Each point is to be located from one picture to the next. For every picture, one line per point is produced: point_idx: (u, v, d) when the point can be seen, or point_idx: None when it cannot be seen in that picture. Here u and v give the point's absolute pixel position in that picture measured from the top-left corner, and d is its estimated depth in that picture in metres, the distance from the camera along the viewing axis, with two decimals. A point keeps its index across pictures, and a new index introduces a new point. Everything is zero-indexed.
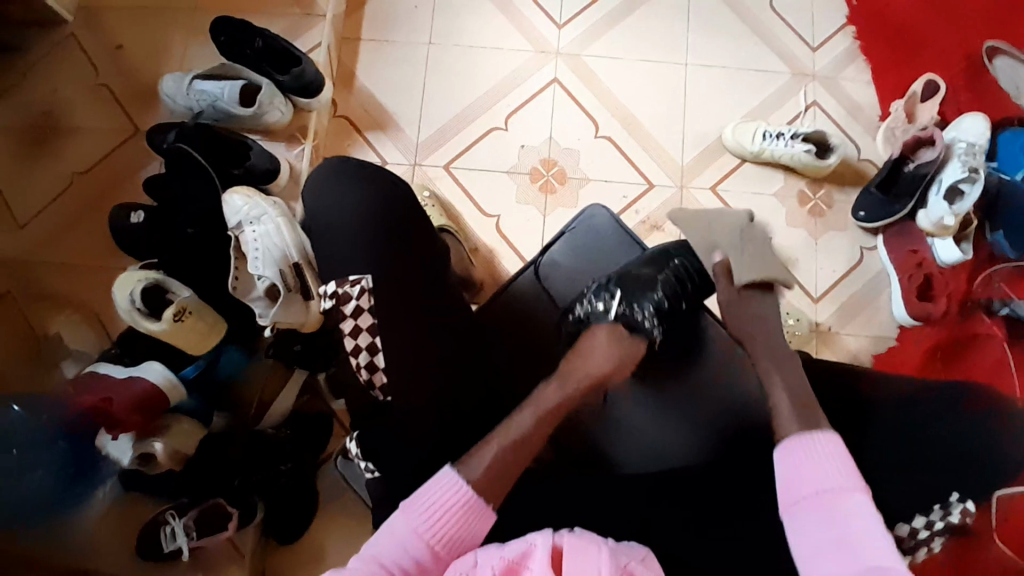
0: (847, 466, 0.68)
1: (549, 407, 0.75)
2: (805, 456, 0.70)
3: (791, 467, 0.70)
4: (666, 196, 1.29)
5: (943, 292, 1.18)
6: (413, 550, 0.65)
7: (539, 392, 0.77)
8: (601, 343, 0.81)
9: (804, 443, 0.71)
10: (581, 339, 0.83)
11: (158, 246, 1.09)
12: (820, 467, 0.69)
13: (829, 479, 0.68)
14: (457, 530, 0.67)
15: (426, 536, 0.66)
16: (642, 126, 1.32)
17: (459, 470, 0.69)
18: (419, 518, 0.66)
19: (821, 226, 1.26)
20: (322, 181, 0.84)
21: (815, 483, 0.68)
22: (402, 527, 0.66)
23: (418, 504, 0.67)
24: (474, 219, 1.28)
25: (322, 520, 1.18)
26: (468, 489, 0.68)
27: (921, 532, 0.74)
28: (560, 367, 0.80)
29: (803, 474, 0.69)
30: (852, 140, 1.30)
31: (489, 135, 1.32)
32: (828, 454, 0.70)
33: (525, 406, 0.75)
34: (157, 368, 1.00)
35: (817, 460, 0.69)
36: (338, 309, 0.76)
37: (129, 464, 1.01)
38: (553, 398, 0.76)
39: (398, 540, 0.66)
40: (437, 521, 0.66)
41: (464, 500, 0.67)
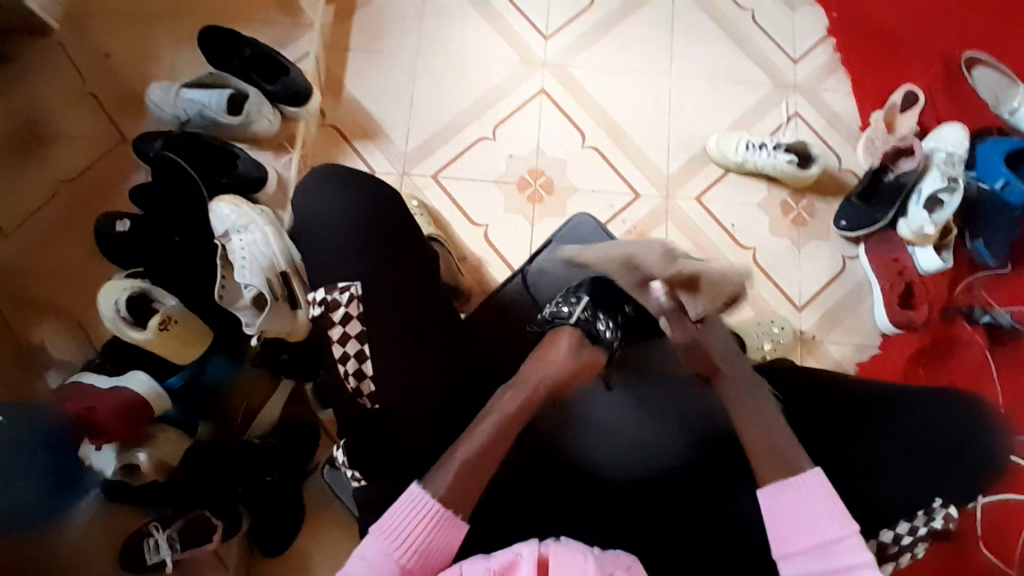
0: (835, 507, 0.69)
1: (512, 411, 0.74)
2: (794, 495, 0.70)
3: (779, 512, 0.71)
4: (653, 205, 1.30)
5: (924, 300, 1.20)
6: (384, 570, 0.65)
7: (502, 394, 0.76)
8: (558, 346, 0.79)
9: (789, 487, 0.71)
10: (544, 342, 0.81)
11: (145, 253, 1.08)
12: (810, 510, 0.69)
13: (822, 524, 0.68)
14: (429, 544, 0.67)
15: (396, 555, 0.66)
16: (628, 136, 1.34)
17: (425, 484, 0.69)
18: (390, 536, 0.66)
19: (805, 234, 1.28)
20: (309, 189, 0.84)
21: (808, 531, 0.68)
22: (371, 549, 0.66)
23: (388, 524, 0.67)
24: (462, 228, 1.29)
25: (309, 531, 1.17)
26: (438, 503, 0.68)
27: (905, 538, 0.74)
28: (520, 371, 0.78)
29: (793, 519, 0.70)
30: (833, 149, 1.33)
31: (477, 144, 1.33)
32: (813, 491, 0.70)
33: (489, 411, 0.74)
34: (141, 378, 0.99)
35: (806, 503, 0.70)
36: (328, 315, 0.76)
37: (114, 475, 1.00)
38: (514, 403, 0.75)
39: (367, 560, 0.65)
40: (406, 539, 0.66)
41: (434, 512, 0.68)
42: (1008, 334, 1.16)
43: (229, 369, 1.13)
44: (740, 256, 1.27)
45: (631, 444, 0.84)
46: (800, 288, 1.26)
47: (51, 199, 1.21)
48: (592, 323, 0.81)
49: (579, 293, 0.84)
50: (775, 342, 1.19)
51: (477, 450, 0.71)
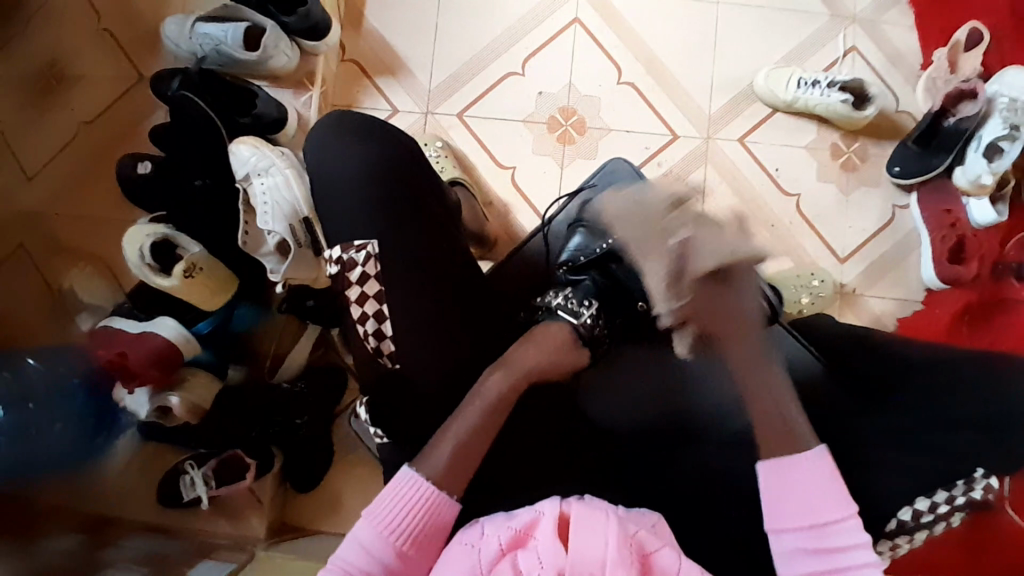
0: (838, 487, 0.67)
1: (494, 399, 0.71)
2: (793, 475, 0.68)
3: (777, 488, 0.68)
4: (691, 147, 1.22)
5: (975, 254, 1.12)
6: (381, 554, 0.65)
7: (482, 381, 0.73)
8: (546, 336, 0.76)
9: (792, 466, 0.68)
10: (536, 330, 0.78)
11: (164, 196, 1.07)
12: (810, 486, 0.67)
13: (821, 499, 0.66)
14: (425, 527, 0.67)
15: (393, 539, 0.66)
16: (667, 72, 1.25)
17: (417, 467, 0.69)
18: (384, 523, 0.66)
19: (854, 180, 1.20)
20: (323, 138, 0.80)
21: (807, 511, 0.66)
22: (364, 534, 0.66)
23: (377, 511, 0.67)
24: (488, 171, 1.24)
25: (337, 470, 1.20)
26: (432, 485, 0.68)
27: (942, 507, 0.70)
28: (507, 352, 0.75)
29: (791, 495, 0.67)
30: (891, 89, 1.22)
31: (505, 80, 1.26)
32: (815, 472, 0.67)
33: (471, 398, 0.71)
34: (168, 324, 0.99)
35: (809, 480, 0.67)
36: (344, 275, 0.75)
37: (147, 416, 1.02)
38: (500, 384, 0.72)
39: (362, 547, 0.66)
40: (400, 524, 0.67)
41: (427, 497, 0.68)
42: None
43: (256, 315, 1.14)
44: (783, 204, 1.20)
45: (626, 400, 0.80)
46: (849, 241, 1.19)
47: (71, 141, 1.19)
48: (584, 319, 0.78)
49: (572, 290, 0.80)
50: (813, 295, 1.13)
51: (485, 409, 0.71)
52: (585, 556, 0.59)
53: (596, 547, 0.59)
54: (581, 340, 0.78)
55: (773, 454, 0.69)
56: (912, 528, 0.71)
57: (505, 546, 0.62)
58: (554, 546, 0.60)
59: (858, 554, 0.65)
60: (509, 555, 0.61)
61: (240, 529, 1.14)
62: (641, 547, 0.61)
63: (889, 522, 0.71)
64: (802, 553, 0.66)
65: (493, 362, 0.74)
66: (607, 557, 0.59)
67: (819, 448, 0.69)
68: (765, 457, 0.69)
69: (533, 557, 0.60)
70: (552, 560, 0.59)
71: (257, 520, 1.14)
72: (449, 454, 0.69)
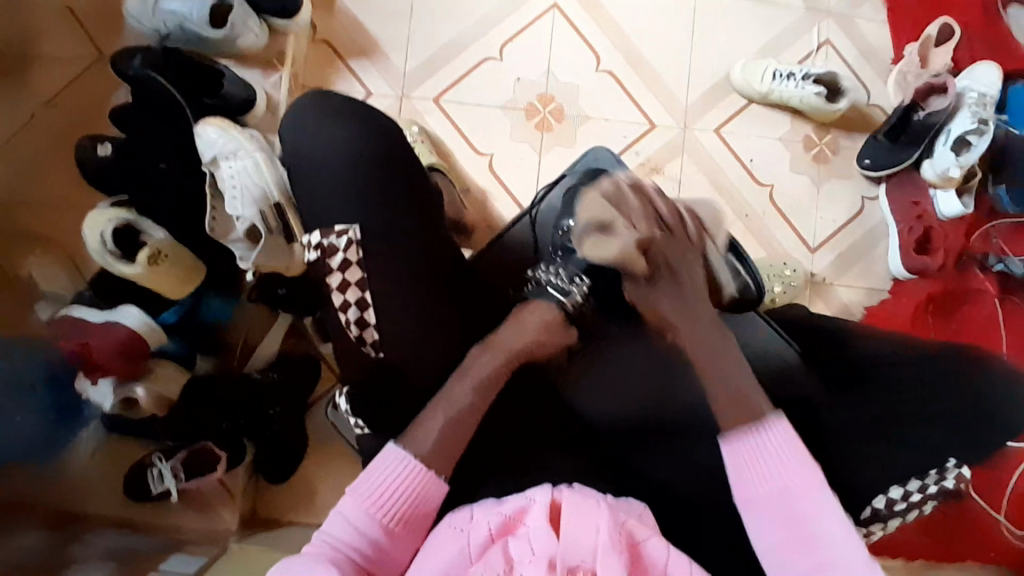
0: (800, 453, 0.67)
1: (485, 377, 0.72)
2: (755, 446, 0.69)
3: (740, 462, 0.69)
4: (670, 137, 1.23)
5: (941, 246, 1.15)
6: (367, 530, 0.65)
7: (472, 358, 0.73)
8: (534, 314, 0.77)
9: (754, 436, 0.69)
10: (520, 307, 0.78)
11: (124, 178, 1.01)
12: (775, 461, 0.67)
13: (787, 473, 0.66)
14: (412, 504, 0.67)
15: (379, 516, 0.65)
16: (645, 61, 1.24)
17: (402, 445, 0.68)
18: (369, 500, 0.66)
19: (827, 171, 1.23)
20: (297, 120, 0.77)
21: (775, 486, 0.67)
22: (351, 510, 0.65)
23: (367, 486, 0.66)
24: (465, 157, 1.22)
25: (312, 461, 1.18)
26: (418, 463, 0.67)
27: (914, 495, 0.72)
28: (495, 332, 0.75)
29: (756, 469, 0.68)
30: (863, 82, 1.24)
31: (483, 65, 1.24)
32: (776, 443, 0.68)
33: (458, 374, 0.72)
34: (133, 312, 0.97)
35: (771, 452, 0.68)
36: (324, 261, 0.73)
37: (112, 409, 0.98)
38: (490, 365, 0.72)
39: (347, 522, 0.65)
40: (385, 501, 0.66)
41: (413, 473, 0.67)
42: (1014, 283, 1.16)
43: (227, 306, 1.11)
44: (758, 195, 1.22)
45: (608, 387, 0.81)
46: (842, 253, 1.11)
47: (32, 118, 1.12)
48: (573, 298, 0.78)
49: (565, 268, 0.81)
50: (785, 285, 1.15)
51: (475, 383, 0.71)
52: (576, 542, 0.60)
53: (587, 534, 0.60)
54: (569, 320, 0.79)
55: (734, 430, 0.70)
56: (885, 516, 0.73)
57: (495, 532, 0.63)
58: (546, 532, 0.61)
59: (837, 530, 0.64)
60: (499, 542, 0.62)
61: (212, 522, 1.12)
62: (630, 537, 0.62)
63: (863, 509, 0.73)
64: (781, 539, 0.65)
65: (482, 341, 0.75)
66: (599, 544, 0.60)
67: (779, 414, 0.69)
68: (726, 433, 0.70)
69: (524, 545, 0.61)
70: (544, 546, 0.60)
71: (228, 512, 1.12)
72: (430, 443, 0.68)
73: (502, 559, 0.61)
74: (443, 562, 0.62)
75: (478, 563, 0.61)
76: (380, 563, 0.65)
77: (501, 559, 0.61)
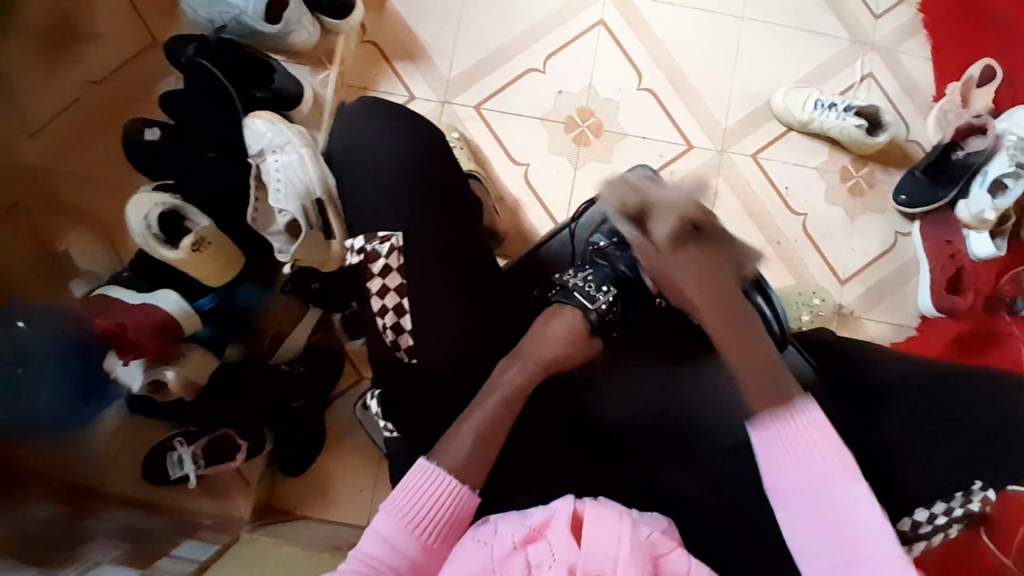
0: (832, 441, 0.66)
1: (513, 391, 0.72)
2: (788, 432, 0.66)
3: (772, 449, 0.67)
4: (706, 159, 1.24)
5: (971, 287, 1.16)
6: (405, 548, 0.66)
7: (499, 373, 0.73)
8: (559, 323, 0.75)
9: (784, 423, 0.67)
10: (548, 312, 0.76)
11: (170, 165, 1.02)
12: (805, 446, 0.65)
13: (822, 462, 0.65)
14: (446, 519, 0.68)
15: (415, 531, 0.67)
16: (687, 82, 1.25)
17: (433, 459, 0.70)
18: (405, 516, 0.67)
19: (861, 205, 1.23)
20: (355, 118, 0.81)
21: (808, 474, 0.65)
22: (386, 525, 0.67)
23: (399, 504, 0.68)
24: (502, 165, 1.23)
25: (329, 456, 1.18)
26: (452, 479, 0.68)
27: (939, 519, 0.69)
28: (520, 345, 0.75)
29: (787, 457, 0.66)
30: (903, 118, 1.25)
31: (526, 76, 1.25)
32: (808, 431, 0.66)
33: (491, 390, 0.72)
34: (172, 297, 0.98)
35: (802, 437, 0.66)
36: (366, 266, 0.75)
37: (140, 390, 0.99)
38: (517, 377, 0.72)
39: (383, 539, 0.66)
40: (420, 516, 0.67)
41: (444, 489, 0.68)
42: None
43: (258, 292, 1.13)
44: (790, 223, 1.22)
45: (636, 404, 0.79)
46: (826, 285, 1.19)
47: (75, 101, 1.17)
48: (598, 305, 0.75)
49: (592, 274, 0.77)
50: (813, 314, 1.14)
51: (504, 397, 0.71)
52: (598, 552, 0.60)
53: (608, 546, 0.60)
54: (593, 329, 0.75)
55: (762, 414, 0.68)
56: (910, 540, 0.70)
57: (518, 542, 0.63)
58: (568, 542, 0.61)
59: (869, 531, 0.62)
60: (522, 551, 0.62)
61: (226, 510, 1.13)
62: (653, 550, 0.62)
63: None
64: (810, 522, 0.64)
65: (509, 355, 0.75)
66: (620, 557, 0.60)
67: (808, 399, 0.68)
68: (754, 417, 0.68)
69: (546, 551, 0.61)
70: (565, 554, 0.60)
71: (245, 500, 1.14)
72: (471, 441, 0.70)
73: (523, 565, 0.61)
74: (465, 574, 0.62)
75: None
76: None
77: (522, 566, 0.61)
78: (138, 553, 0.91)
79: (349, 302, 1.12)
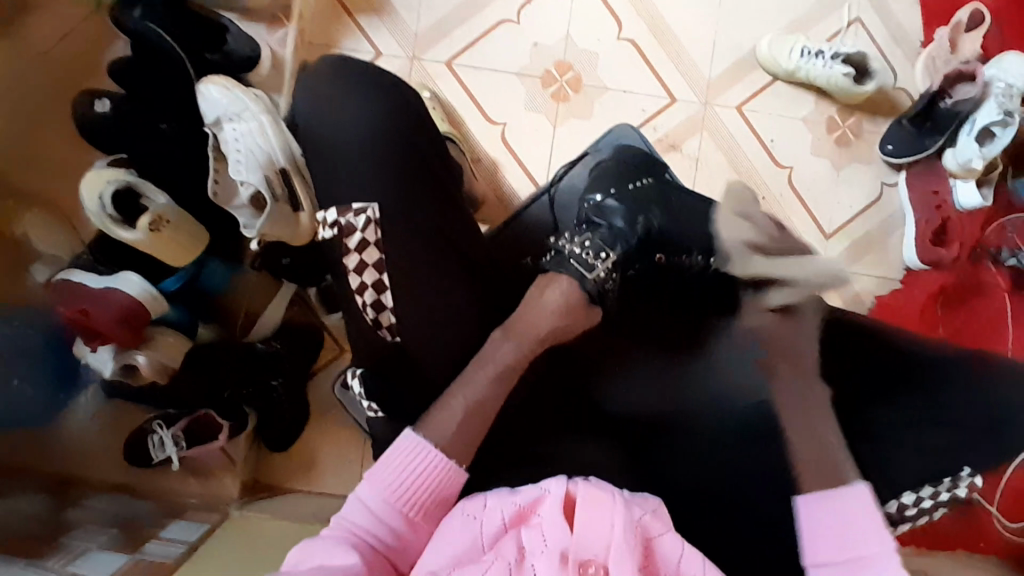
0: (876, 523, 0.66)
1: (501, 368, 0.70)
2: (832, 508, 0.67)
3: (813, 523, 0.67)
4: (690, 113, 1.19)
5: (956, 238, 1.14)
6: (389, 519, 0.64)
7: (487, 345, 0.72)
8: (555, 291, 0.73)
9: (832, 500, 0.67)
10: (542, 281, 0.75)
11: (119, 140, 0.95)
12: (848, 524, 0.66)
13: (861, 542, 0.65)
14: (433, 496, 0.66)
15: (399, 504, 0.65)
16: (670, 31, 1.19)
17: (418, 430, 0.68)
18: (390, 487, 0.65)
19: (847, 156, 1.20)
20: (312, 87, 0.74)
21: (846, 551, 0.65)
22: (370, 496, 0.65)
23: (384, 474, 0.66)
24: (478, 125, 1.17)
25: (313, 431, 1.17)
26: (440, 454, 0.67)
27: (925, 502, 0.73)
28: (513, 317, 0.73)
29: (829, 532, 0.66)
30: (890, 65, 1.20)
31: (499, 29, 1.18)
32: (854, 509, 0.66)
33: (478, 362, 0.71)
34: (134, 279, 0.92)
35: (849, 515, 0.66)
36: (342, 241, 0.71)
37: (112, 375, 0.96)
38: (509, 353, 0.71)
39: (369, 511, 0.64)
40: (405, 490, 0.65)
41: (432, 464, 0.66)
42: None
43: (229, 271, 1.09)
44: (776, 177, 1.19)
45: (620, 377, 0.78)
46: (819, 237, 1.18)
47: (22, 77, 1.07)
48: (598, 273, 0.74)
49: (591, 240, 0.76)
50: None
51: (495, 373, 0.70)
52: (590, 533, 0.59)
53: (602, 529, 0.59)
54: (592, 300, 0.74)
55: (814, 490, 0.68)
56: (897, 520, 0.73)
57: (508, 521, 0.63)
58: (560, 525, 0.60)
59: None
60: (512, 531, 0.62)
61: (212, 489, 1.12)
62: (645, 532, 0.62)
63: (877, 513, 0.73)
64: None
65: (504, 326, 0.72)
66: (613, 540, 0.59)
67: (861, 484, 0.68)
68: (805, 492, 0.69)
69: (537, 535, 0.60)
70: (556, 539, 0.59)
71: (230, 478, 1.13)
72: (462, 413, 0.68)
73: (515, 548, 0.60)
74: (455, 550, 0.61)
75: (491, 553, 0.60)
76: (401, 549, 0.64)
77: (514, 549, 0.60)
78: (125, 537, 0.90)
79: (323, 275, 1.09)
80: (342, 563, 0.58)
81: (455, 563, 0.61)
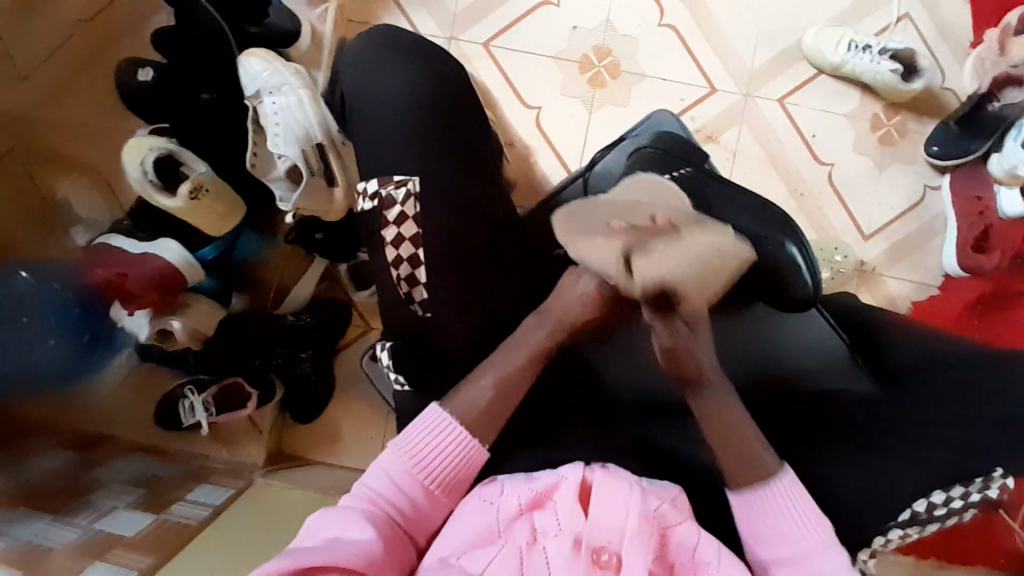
0: (810, 512, 0.64)
1: (541, 351, 0.71)
2: (764, 503, 0.65)
3: (750, 519, 0.65)
4: (730, 103, 1.17)
5: (999, 245, 1.09)
6: (407, 488, 0.65)
7: (520, 326, 0.73)
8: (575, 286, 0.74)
9: (760, 495, 0.65)
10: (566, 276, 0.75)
11: (173, 109, 0.99)
12: (781, 516, 0.64)
13: (802, 537, 0.63)
14: (454, 471, 0.67)
15: (418, 475, 0.65)
16: (713, 19, 1.17)
17: (444, 405, 0.69)
18: (411, 458, 0.66)
19: (890, 155, 1.17)
20: (359, 62, 0.75)
21: (787, 544, 0.64)
22: (392, 465, 0.66)
23: (407, 445, 0.67)
24: (512, 110, 1.17)
25: (336, 406, 1.18)
26: (462, 429, 0.67)
27: (955, 502, 0.65)
28: (545, 303, 0.74)
29: (765, 527, 0.65)
30: (938, 63, 1.16)
31: (538, 10, 1.17)
32: (785, 501, 0.64)
33: (512, 342, 0.71)
34: (173, 247, 0.94)
35: (781, 511, 0.64)
36: (382, 213, 0.72)
37: (147, 339, 0.98)
38: (541, 336, 0.71)
39: (388, 477, 0.65)
40: (426, 461, 0.66)
41: (455, 437, 0.67)
42: None
43: (258, 243, 1.13)
44: (815, 172, 1.17)
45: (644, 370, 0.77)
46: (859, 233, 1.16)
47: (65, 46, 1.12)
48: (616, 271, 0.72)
49: None
50: (835, 271, 1.14)
51: (525, 357, 0.70)
52: (605, 520, 0.60)
53: (615, 516, 0.60)
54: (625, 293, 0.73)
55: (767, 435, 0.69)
56: (924, 520, 0.66)
57: (524, 506, 0.63)
58: (575, 511, 0.61)
59: None
60: (527, 516, 0.62)
61: (238, 456, 1.14)
62: (661, 521, 0.62)
63: (901, 512, 0.66)
64: None
65: (537, 312, 0.73)
66: (627, 527, 0.59)
67: (787, 470, 0.65)
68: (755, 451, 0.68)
69: (552, 519, 0.61)
70: (571, 523, 0.60)
71: (254, 446, 1.15)
72: (489, 395, 0.69)
73: (527, 531, 0.61)
74: (469, 534, 0.61)
75: (504, 537, 0.61)
76: (417, 521, 0.65)
77: (527, 532, 0.61)
78: (149, 497, 0.93)
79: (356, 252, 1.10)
80: (357, 537, 0.59)
81: (470, 545, 0.61)
